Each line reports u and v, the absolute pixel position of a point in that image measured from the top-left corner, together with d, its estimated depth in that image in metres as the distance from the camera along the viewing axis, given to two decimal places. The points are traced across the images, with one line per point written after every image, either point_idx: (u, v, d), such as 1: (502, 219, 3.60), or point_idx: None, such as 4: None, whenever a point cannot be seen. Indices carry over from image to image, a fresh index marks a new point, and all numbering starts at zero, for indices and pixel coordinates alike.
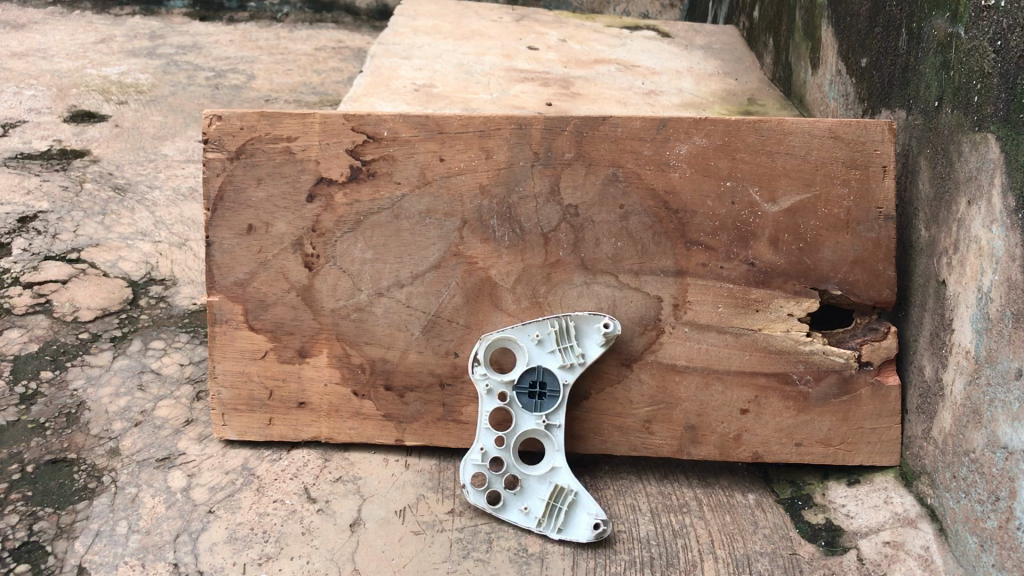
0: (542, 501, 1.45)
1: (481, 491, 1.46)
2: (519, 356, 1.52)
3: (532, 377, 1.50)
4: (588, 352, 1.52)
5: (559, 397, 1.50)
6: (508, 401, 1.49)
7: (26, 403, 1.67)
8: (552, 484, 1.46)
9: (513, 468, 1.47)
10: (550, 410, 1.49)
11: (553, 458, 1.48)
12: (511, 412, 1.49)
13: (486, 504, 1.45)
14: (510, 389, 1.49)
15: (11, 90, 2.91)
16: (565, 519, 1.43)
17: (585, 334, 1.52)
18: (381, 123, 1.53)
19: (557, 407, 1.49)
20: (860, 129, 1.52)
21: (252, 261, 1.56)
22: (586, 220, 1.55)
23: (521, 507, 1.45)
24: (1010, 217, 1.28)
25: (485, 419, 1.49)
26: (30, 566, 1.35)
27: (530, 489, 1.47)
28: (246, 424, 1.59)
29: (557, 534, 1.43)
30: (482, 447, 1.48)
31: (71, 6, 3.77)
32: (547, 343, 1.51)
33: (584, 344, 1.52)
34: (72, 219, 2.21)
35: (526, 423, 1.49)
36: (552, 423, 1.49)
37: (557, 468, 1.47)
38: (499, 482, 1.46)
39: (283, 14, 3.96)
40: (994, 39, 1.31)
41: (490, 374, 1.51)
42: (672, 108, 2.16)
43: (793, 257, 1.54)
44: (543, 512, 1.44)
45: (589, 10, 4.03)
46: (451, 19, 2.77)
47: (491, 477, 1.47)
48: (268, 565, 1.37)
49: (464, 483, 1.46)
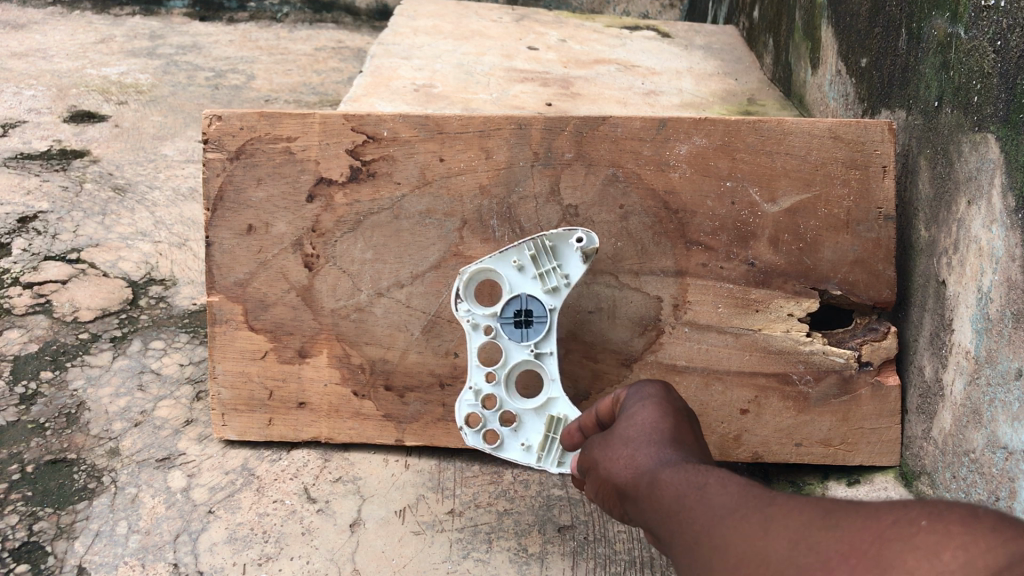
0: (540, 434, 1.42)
1: (476, 432, 1.44)
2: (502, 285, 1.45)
3: (516, 305, 1.43)
4: (571, 272, 1.43)
5: (547, 323, 1.43)
6: (493, 334, 1.43)
7: (26, 403, 1.67)
8: (549, 415, 1.42)
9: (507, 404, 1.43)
10: (540, 338, 1.42)
11: (548, 388, 1.42)
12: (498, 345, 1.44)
13: (484, 444, 1.44)
14: (495, 320, 1.44)
15: (11, 90, 2.92)
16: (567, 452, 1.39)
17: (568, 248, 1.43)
18: (381, 123, 1.54)
19: (545, 334, 1.43)
20: (860, 129, 1.53)
21: (252, 262, 1.55)
22: (586, 219, 1.54)
23: (521, 445, 1.43)
24: (1010, 217, 1.28)
25: (474, 357, 1.44)
26: (30, 566, 1.36)
27: (527, 423, 1.43)
28: (246, 424, 1.59)
29: (558, 467, 1.40)
30: (473, 385, 1.44)
31: (71, 6, 3.76)
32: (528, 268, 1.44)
33: (567, 260, 1.44)
34: (72, 219, 2.21)
35: (516, 355, 1.44)
36: (544, 351, 1.43)
37: (552, 398, 1.42)
38: (494, 419, 1.43)
39: (283, 13, 3.95)
40: (994, 39, 1.31)
41: (473, 307, 1.45)
42: (672, 108, 2.17)
43: (793, 257, 1.54)
44: (541, 446, 1.41)
45: (589, 10, 4.01)
46: (451, 19, 2.77)
47: (486, 417, 1.44)
48: (268, 565, 1.37)
49: (459, 427, 1.44)
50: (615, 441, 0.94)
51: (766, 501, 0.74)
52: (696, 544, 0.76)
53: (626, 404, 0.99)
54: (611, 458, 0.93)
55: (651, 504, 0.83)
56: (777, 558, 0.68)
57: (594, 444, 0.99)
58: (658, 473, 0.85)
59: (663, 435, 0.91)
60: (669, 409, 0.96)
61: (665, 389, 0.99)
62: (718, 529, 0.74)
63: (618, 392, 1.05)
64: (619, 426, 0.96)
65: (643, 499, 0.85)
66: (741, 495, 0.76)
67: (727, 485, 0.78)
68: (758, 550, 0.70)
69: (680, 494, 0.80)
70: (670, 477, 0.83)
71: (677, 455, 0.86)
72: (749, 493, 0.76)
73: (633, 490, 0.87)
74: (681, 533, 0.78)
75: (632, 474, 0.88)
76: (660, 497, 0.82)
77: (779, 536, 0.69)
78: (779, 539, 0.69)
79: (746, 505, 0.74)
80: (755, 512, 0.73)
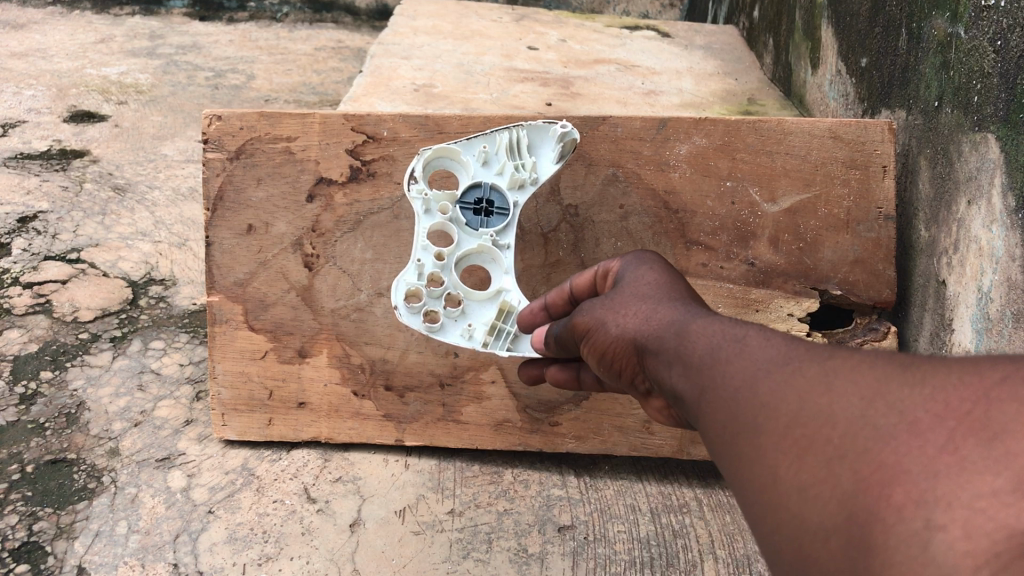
0: (486, 321, 1.34)
1: (415, 312, 1.33)
2: (464, 175, 1.42)
3: (477, 194, 1.40)
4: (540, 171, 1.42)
5: (507, 214, 1.39)
6: (451, 216, 1.37)
7: (26, 403, 1.67)
8: (498, 302, 1.35)
9: (455, 286, 1.35)
10: (499, 226, 1.38)
11: (502, 279, 1.36)
12: (456, 228, 1.38)
13: (423, 325, 1.33)
14: (452, 204, 1.39)
15: (11, 90, 2.92)
16: (515, 335, 1.31)
17: (541, 149, 1.43)
18: (381, 123, 1.54)
19: (505, 224, 1.38)
20: (860, 129, 1.53)
21: (252, 261, 1.55)
22: (586, 219, 1.53)
23: (464, 329, 1.34)
24: (1010, 217, 1.27)
25: (423, 238, 1.36)
26: (30, 566, 1.37)
27: (473, 309, 1.35)
28: (246, 424, 1.59)
29: (506, 352, 1.30)
30: (420, 262, 1.35)
31: (71, 6, 3.75)
32: (493, 162, 1.42)
33: (538, 160, 1.42)
34: (72, 220, 2.21)
35: (469, 244, 1.38)
36: (500, 242, 1.38)
37: (505, 288, 1.35)
38: (438, 302, 1.34)
39: (283, 14, 3.94)
40: (994, 39, 1.31)
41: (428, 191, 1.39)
42: (672, 108, 2.17)
43: (793, 257, 1.54)
44: (488, 333, 1.32)
45: (589, 9, 4.00)
46: (451, 19, 2.76)
47: (428, 298, 1.34)
48: (267, 566, 1.38)
49: (395, 304, 1.33)
50: (628, 305, 0.91)
51: (821, 353, 0.68)
52: (736, 397, 0.70)
53: (629, 277, 0.98)
54: (624, 314, 0.90)
55: (680, 357, 0.78)
56: (848, 415, 0.62)
57: (592, 305, 0.95)
58: (690, 328, 0.80)
59: (681, 303, 0.87)
60: (676, 284, 0.94)
61: (668, 268, 0.99)
62: (765, 381, 0.68)
63: (604, 265, 1.07)
64: (624, 288, 0.96)
65: (669, 352, 0.80)
66: (788, 347, 0.70)
67: (770, 339, 0.73)
68: (824, 407, 0.63)
69: (715, 347, 0.75)
70: (701, 330, 0.79)
71: (701, 314, 0.83)
72: (797, 345, 0.70)
73: (655, 345, 0.82)
74: (715, 387, 0.72)
75: (654, 331, 0.84)
76: (690, 348, 0.78)
77: (848, 388, 0.63)
78: (849, 396, 0.63)
79: (798, 357, 0.69)
80: (811, 364, 0.67)
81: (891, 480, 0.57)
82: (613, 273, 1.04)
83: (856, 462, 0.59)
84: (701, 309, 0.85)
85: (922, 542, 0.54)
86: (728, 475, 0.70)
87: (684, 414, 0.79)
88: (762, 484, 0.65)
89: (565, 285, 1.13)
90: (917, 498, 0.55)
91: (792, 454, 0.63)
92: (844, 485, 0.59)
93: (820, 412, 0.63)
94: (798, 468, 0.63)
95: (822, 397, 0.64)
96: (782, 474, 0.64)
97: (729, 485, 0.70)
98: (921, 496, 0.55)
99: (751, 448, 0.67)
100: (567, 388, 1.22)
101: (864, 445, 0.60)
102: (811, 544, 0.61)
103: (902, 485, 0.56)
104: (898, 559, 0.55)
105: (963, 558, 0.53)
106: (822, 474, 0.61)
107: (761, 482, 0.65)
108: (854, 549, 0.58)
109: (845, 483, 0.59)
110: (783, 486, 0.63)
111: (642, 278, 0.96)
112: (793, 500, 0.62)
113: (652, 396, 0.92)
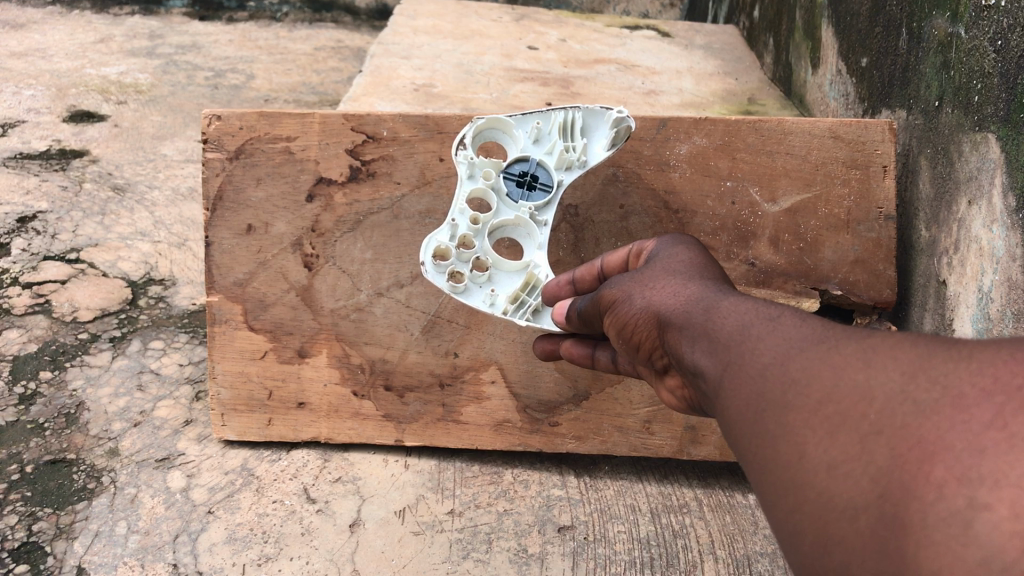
0: (510, 291, 1.32)
1: (440, 271, 1.33)
2: (512, 148, 1.42)
3: (524, 167, 1.40)
4: (590, 156, 1.40)
5: (550, 191, 1.38)
6: (492, 183, 1.37)
7: (25, 403, 1.67)
8: (525, 274, 1.33)
9: (485, 252, 1.35)
10: (539, 201, 1.37)
11: (534, 254, 1.35)
12: (495, 197, 1.38)
13: (447, 283, 1.32)
14: (497, 173, 1.39)
15: (11, 90, 2.92)
16: (536, 308, 1.28)
17: (595, 133, 1.41)
18: (381, 123, 1.54)
19: (545, 201, 1.38)
20: (860, 129, 1.53)
21: (252, 261, 1.54)
22: (586, 219, 1.53)
23: (487, 296, 1.33)
24: (1010, 217, 1.27)
25: (461, 201, 1.37)
26: (30, 566, 1.37)
27: (499, 278, 1.34)
28: (246, 424, 1.58)
29: (525, 322, 1.28)
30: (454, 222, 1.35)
31: (71, 6, 3.75)
32: (546, 141, 1.42)
33: (590, 144, 1.41)
34: (72, 220, 2.21)
35: (508, 214, 1.38)
36: (539, 217, 1.37)
37: (534, 263, 1.34)
38: (464, 265, 1.34)
39: (283, 13, 3.93)
40: (995, 39, 1.30)
41: (475, 157, 1.40)
42: (673, 108, 2.17)
43: (793, 257, 1.53)
44: (510, 301, 1.31)
45: (589, 9, 3.98)
46: (450, 19, 2.75)
47: (456, 260, 1.34)
48: (267, 566, 1.38)
49: (422, 259, 1.33)
50: (656, 282, 0.91)
51: (858, 334, 0.68)
52: (766, 371, 0.69)
53: (663, 256, 0.99)
54: (653, 289, 0.90)
55: (706, 333, 0.78)
56: (887, 392, 0.61)
57: (622, 280, 0.96)
58: (721, 306, 0.80)
59: (710, 283, 0.88)
60: (708, 265, 0.95)
61: (702, 249, 1.00)
62: (798, 359, 0.68)
63: (638, 245, 1.09)
64: (657, 264, 0.97)
65: (695, 328, 0.80)
66: (824, 328, 0.70)
67: (804, 320, 0.73)
68: (861, 383, 0.63)
69: (745, 325, 0.75)
70: (731, 308, 0.79)
71: (731, 293, 0.83)
72: (833, 327, 0.70)
73: (680, 321, 0.82)
74: (742, 362, 0.72)
75: (681, 307, 0.84)
76: (718, 325, 0.78)
77: (885, 366, 0.63)
78: (889, 373, 0.62)
79: (833, 337, 0.68)
80: (847, 343, 0.67)
81: (931, 457, 0.56)
82: (646, 252, 1.06)
83: (893, 439, 0.59)
84: (733, 290, 0.85)
85: (963, 521, 0.53)
86: (747, 451, 0.69)
87: (703, 393, 0.79)
88: (788, 461, 0.64)
89: (596, 262, 1.14)
90: (960, 475, 0.55)
91: (823, 431, 0.63)
92: (878, 463, 0.58)
93: (854, 388, 0.63)
94: (828, 444, 0.62)
95: (860, 374, 0.63)
96: (810, 451, 0.63)
97: (748, 464, 0.69)
98: (965, 473, 0.54)
99: (777, 425, 0.66)
100: (580, 364, 1.23)
101: (903, 421, 0.59)
102: (838, 522, 0.60)
103: (944, 462, 0.56)
104: (935, 537, 0.54)
105: (1009, 538, 0.51)
106: (855, 452, 0.60)
107: (786, 460, 0.64)
108: (884, 528, 0.57)
109: (880, 460, 0.58)
110: (811, 463, 0.62)
111: (675, 257, 0.97)
112: (820, 477, 0.61)
113: (668, 375, 0.91)
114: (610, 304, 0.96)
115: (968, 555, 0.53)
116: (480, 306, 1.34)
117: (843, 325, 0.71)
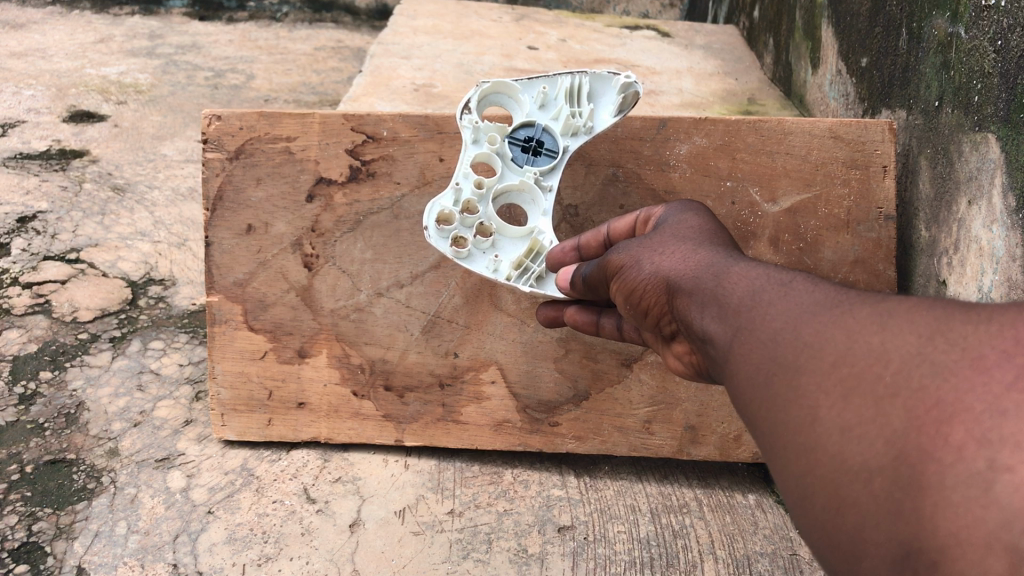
0: (513, 258, 1.33)
1: (444, 236, 1.33)
2: (517, 113, 1.41)
3: (529, 133, 1.40)
4: (597, 122, 1.39)
5: (555, 156, 1.38)
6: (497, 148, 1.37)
7: (25, 403, 1.67)
8: (529, 241, 1.34)
9: (488, 218, 1.34)
10: (544, 167, 1.37)
11: (538, 221, 1.36)
12: (500, 163, 1.37)
13: (451, 248, 1.33)
14: (502, 138, 1.38)
15: (11, 90, 2.92)
16: (540, 274, 1.29)
17: (602, 99, 1.39)
18: (381, 123, 1.54)
19: (550, 167, 1.38)
20: (860, 129, 1.53)
21: (252, 262, 1.54)
22: (586, 219, 1.53)
23: (491, 262, 1.33)
24: (1010, 218, 1.27)
25: (465, 166, 1.36)
26: (30, 566, 1.37)
27: (503, 245, 1.35)
28: (246, 424, 1.58)
29: (529, 288, 1.29)
30: (459, 186, 1.34)
31: (71, 6, 3.75)
32: (552, 106, 1.41)
33: (596, 110, 1.40)
34: (71, 219, 2.21)
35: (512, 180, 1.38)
36: (544, 183, 1.38)
37: (539, 230, 1.35)
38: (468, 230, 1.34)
39: (283, 13, 3.93)
40: (995, 39, 1.30)
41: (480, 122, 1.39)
42: (673, 108, 2.17)
43: (793, 257, 1.54)
44: (513, 267, 1.32)
45: (589, 9, 3.97)
46: (450, 19, 2.75)
47: (460, 225, 1.34)
48: (267, 566, 1.38)
49: (425, 223, 1.32)
50: (665, 248, 0.91)
51: (872, 297, 0.68)
52: (777, 333, 0.69)
53: (672, 223, 0.99)
54: (662, 255, 0.90)
55: (716, 300, 0.78)
56: (903, 355, 0.61)
57: (629, 246, 0.96)
58: (732, 272, 0.80)
59: (720, 249, 0.88)
60: (717, 232, 0.95)
61: (710, 216, 1.00)
62: (811, 323, 0.67)
63: (645, 211, 1.09)
64: (665, 231, 0.97)
65: (705, 293, 0.80)
66: (837, 293, 0.70)
67: (817, 285, 0.73)
68: (876, 347, 0.63)
69: (756, 291, 0.75)
70: (741, 274, 0.79)
71: (741, 259, 0.83)
72: (845, 291, 0.70)
73: (691, 287, 0.82)
74: (753, 326, 0.72)
75: (691, 273, 0.84)
76: (728, 290, 0.77)
77: (901, 329, 0.63)
78: (905, 336, 0.62)
79: (846, 301, 0.68)
80: (861, 306, 0.67)
81: (949, 419, 0.56)
82: (654, 219, 1.06)
83: (908, 402, 0.59)
84: (742, 255, 0.85)
85: (983, 483, 0.54)
86: (755, 413, 0.69)
87: (711, 359, 0.79)
88: (799, 425, 0.64)
89: (602, 228, 1.15)
90: (980, 438, 0.55)
91: (836, 395, 0.63)
92: (894, 426, 0.59)
93: (868, 350, 0.63)
94: (842, 408, 0.62)
95: (876, 337, 0.63)
96: (822, 415, 0.63)
97: (757, 426, 0.69)
98: (985, 435, 0.55)
99: (789, 389, 0.66)
100: (584, 332, 1.24)
101: (919, 382, 0.59)
102: (851, 485, 0.60)
103: (963, 424, 0.56)
104: (954, 499, 0.55)
105: None
106: (870, 414, 0.60)
107: (798, 424, 0.65)
108: (899, 491, 0.57)
109: (895, 423, 0.59)
110: (824, 426, 0.62)
111: (685, 223, 0.97)
112: (833, 441, 0.62)
113: (676, 341, 0.91)
114: (618, 269, 0.95)
115: (988, 516, 0.53)
116: (484, 272, 1.34)
117: (853, 288, 0.71)
